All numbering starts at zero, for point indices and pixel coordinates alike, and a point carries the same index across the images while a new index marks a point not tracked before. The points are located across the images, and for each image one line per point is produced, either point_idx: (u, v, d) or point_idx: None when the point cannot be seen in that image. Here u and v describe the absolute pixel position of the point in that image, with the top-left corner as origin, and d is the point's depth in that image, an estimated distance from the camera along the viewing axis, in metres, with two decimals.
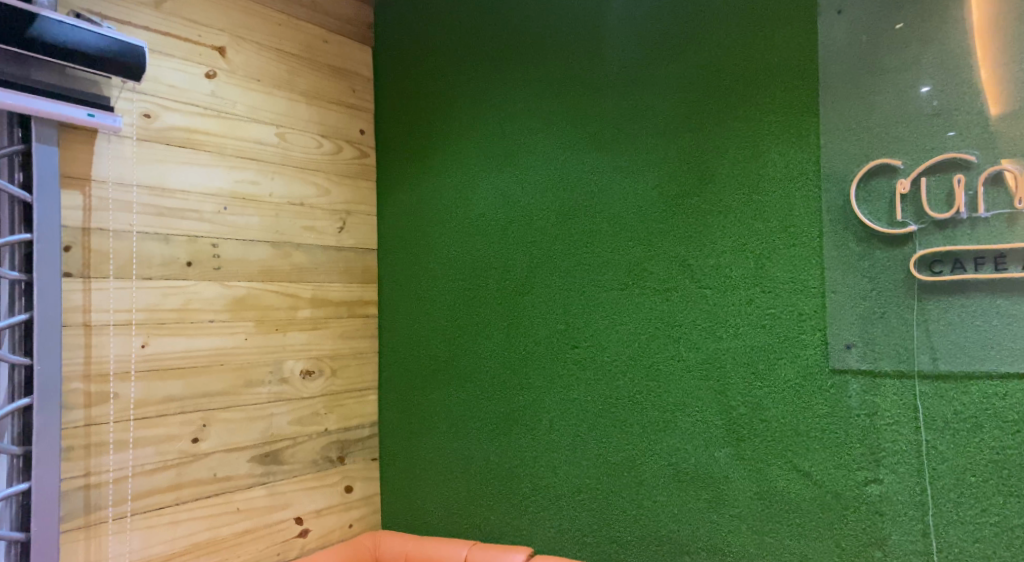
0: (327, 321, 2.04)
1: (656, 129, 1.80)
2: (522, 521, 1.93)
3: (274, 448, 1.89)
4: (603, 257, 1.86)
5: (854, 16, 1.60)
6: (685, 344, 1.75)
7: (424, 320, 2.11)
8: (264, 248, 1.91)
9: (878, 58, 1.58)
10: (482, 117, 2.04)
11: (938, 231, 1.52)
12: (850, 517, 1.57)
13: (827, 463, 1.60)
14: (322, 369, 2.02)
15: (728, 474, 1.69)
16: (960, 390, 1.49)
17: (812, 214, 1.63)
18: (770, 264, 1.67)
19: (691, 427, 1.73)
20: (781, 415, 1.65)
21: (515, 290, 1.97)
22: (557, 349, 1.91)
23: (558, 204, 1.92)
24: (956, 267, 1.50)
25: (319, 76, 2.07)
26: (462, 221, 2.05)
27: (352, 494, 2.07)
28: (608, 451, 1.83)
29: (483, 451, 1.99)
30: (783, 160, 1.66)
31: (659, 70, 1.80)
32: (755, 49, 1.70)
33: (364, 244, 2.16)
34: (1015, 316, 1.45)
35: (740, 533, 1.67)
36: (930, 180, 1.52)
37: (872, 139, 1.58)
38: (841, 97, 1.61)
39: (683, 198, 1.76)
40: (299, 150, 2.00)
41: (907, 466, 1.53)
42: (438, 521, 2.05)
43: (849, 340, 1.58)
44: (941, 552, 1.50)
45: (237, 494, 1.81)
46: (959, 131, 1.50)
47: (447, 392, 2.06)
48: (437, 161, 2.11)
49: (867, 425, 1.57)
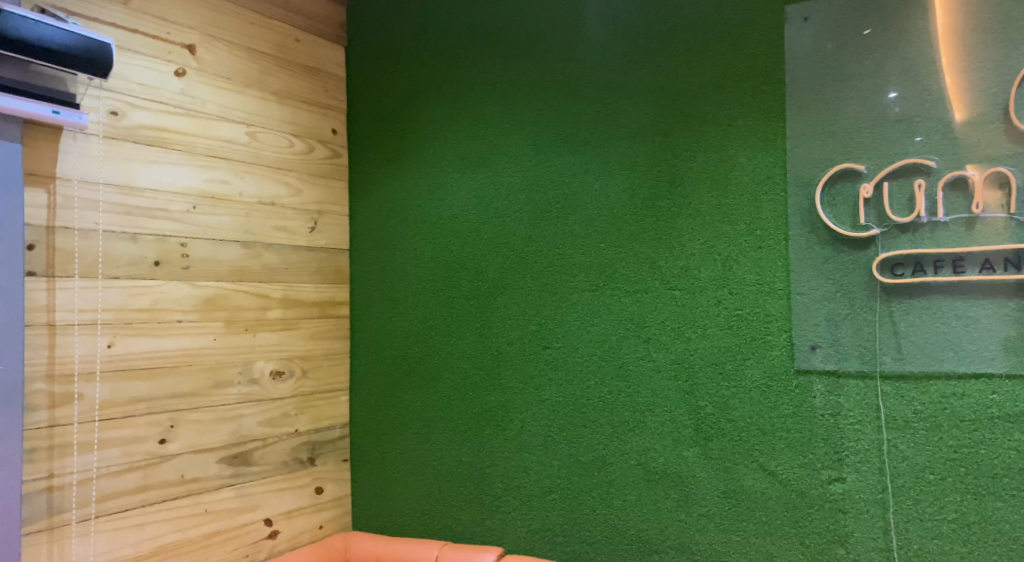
0: (298, 321, 2.04)
1: (628, 132, 1.82)
2: (493, 522, 1.94)
3: (243, 449, 1.88)
4: (575, 259, 1.87)
5: (820, 23, 1.63)
6: (655, 345, 1.77)
7: (396, 321, 2.10)
8: (235, 248, 1.89)
9: (843, 64, 1.61)
10: (455, 119, 2.04)
11: (900, 234, 1.55)
12: (814, 515, 1.60)
13: (791, 462, 1.63)
14: (293, 371, 2.01)
15: (696, 474, 1.71)
16: (920, 390, 1.53)
17: (778, 217, 1.66)
18: (737, 266, 1.70)
19: (660, 427, 1.75)
20: (748, 415, 1.67)
21: (487, 291, 1.98)
22: (529, 350, 1.92)
23: (532, 205, 1.93)
24: (917, 270, 1.53)
25: (291, 75, 2.06)
26: (435, 222, 2.06)
27: (323, 496, 2.06)
28: (578, 451, 1.84)
29: (455, 451, 2.00)
30: (751, 164, 1.69)
31: (631, 74, 1.82)
32: (724, 55, 1.72)
33: (336, 245, 2.15)
34: (972, 318, 1.49)
35: (708, 532, 1.69)
36: (892, 185, 1.56)
37: (837, 144, 1.61)
38: (808, 103, 1.64)
39: (653, 200, 1.78)
40: (270, 150, 1.99)
41: (870, 465, 1.56)
42: (409, 521, 2.05)
43: (814, 341, 1.61)
44: (902, 549, 1.53)
45: (207, 495, 1.80)
46: (922, 137, 1.53)
47: (419, 393, 2.06)
48: (410, 162, 2.10)
49: (831, 424, 1.60)
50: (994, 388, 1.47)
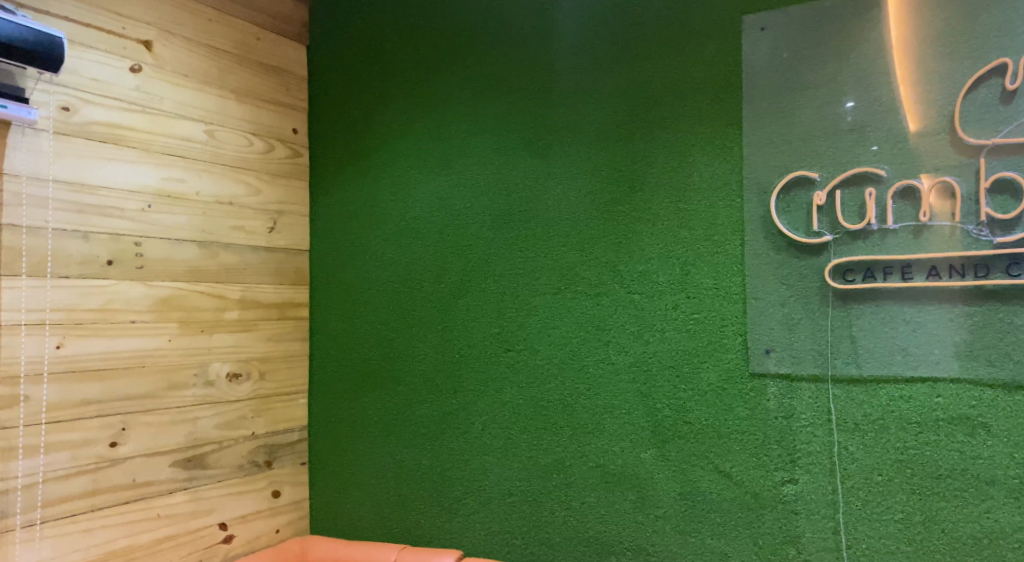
0: (256, 323, 2.01)
1: (589, 137, 1.84)
2: (452, 525, 1.93)
3: (198, 452, 1.85)
4: (537, 262, 1.88)
5: (776, 33, 1.67)
6: (614, 348, 1.79)
7: (357, 323, 2.09)
8: (191, 248, 1.86)
9: (798, 75, 1.65)
10: (418, 121, 2.04)
11: (851, 241, 1.59)
12: (767, 516, 1.63)
13: (745, 464, 1.65)
14: (250, 373, 1.98)
15: (654, 475, 1.73)
16: (869, 393, 1.57)
17: (734, 223, 1.69)
18: (694, 270, 1.72)
19: (619, 429, 1.77)
20: (704, 417, 1.70)
21: (449, 293, 1.97)
22: (490, 352, 1.92)
23: (494, 208, 1.93)
24: (867, 276, 1.57)
25: (252, 74, 2.04)
26: (398, 224, 2.05)
27: (280, 499, 2.04)
28: (537, 454, 1.85)
29: (415, 454, 1.99)
30: (708, 171, 1.72)
31: (594, 80, 1.84)
32: (683, 63, 1.75)
33: (296, 245, 2.13)
34: (919, 323, 1.53)
35: (664, 534, 1.71)
36: (844, 193, 1.60)
37: (792, 152, 1.64)
38: (764, 112, 1.67)
39: (614, 205, 1.80)
40: (229, 149, 1.96)
41: (821, 466, 1.60)
42: (368, 525, 2.04)
43: (768, 345, 1.64)
44: (851, 549, 1.56)
45: (159, 500, 1.76)
46: (872, 147, 1.57)
47: (379, 396, 2.04)
48: (372, 163, 2.09)
49: (784, 426, 1.63)
50: (939, 391, 1.51)
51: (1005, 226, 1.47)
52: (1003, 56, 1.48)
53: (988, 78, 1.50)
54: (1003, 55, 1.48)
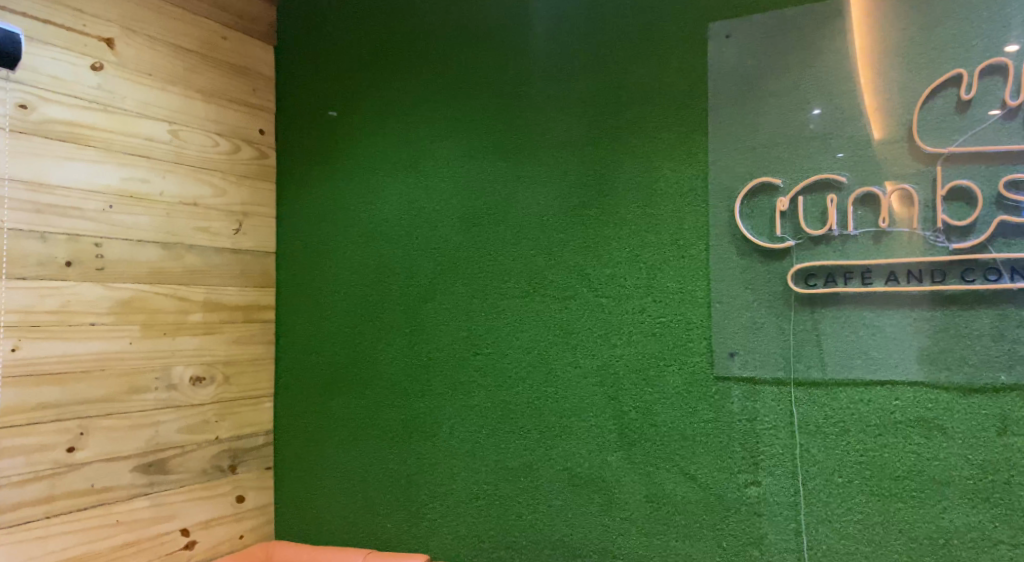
0: (221, 326, 1.99)
1: (558, 141, 1.84)
2: (419, 530, 1.92)
3: (160, 457, 1.82)
4: (505, 266, 1.88)
5: (740, 42, 1.69)
6: (582, 351, 1.79)
7: (324, 326, 2.07)
8: (154, 249, 1.84)
9: (761, 82, 1.67)
10: (386, 123, 2.03)
11: (813, 247, 1.61)
12: (731, 518, 1.65)
13: (709, 466, 1.67)
14: (214, 376, 1.96)
15: (620, 478, 1.74)
16: (830, 396, 1.59)
17: (699, 228, 1.71)
18: (661, 275, 1.74)
19: (586, 432, 1.78)
20: (670, 420, 1.71)
21: (418, 297, 1.96)
22: (458, 356, 1.91)
23: (463, 211, 1.93)
24: (828, 281, 1.60)
25: (217, 74, 2.02)
26: (365, 226, 2.03)
27: (244, 504, 2.01)
28: (505, 457, 1.85)
29: (382, 459, 1.97)
30: (674, 176, 1.74)
31: (562, 84, 1.85)
32: (650, 69, 1.77)
33: (262, 247, 2.11)
34: (878, 327, 1.56)
35: (630, 536, 1.72)
36: (806, 199, 1.62)
37: (755, 158, 1.67)
38: (728, 119, 1.69)
39: (583, 209, 1.81)
40: (194, 149, 1.94)
41: (783, 468, 1.62)
42: (334, 530, 2.02)
43: (732, 349, 1.66)
44: (812, 550, 1.59)
45: (119, 506, 1.73)
46: (833, 155, 1.60)
47: (346, 400, 2.03)
48: (340, 165, 2.08)
49: (748, 429, 1.65)
50: (898, 394, 1.54)
51: (962, 232, 1.50)
52: (959, 67, 1.52)
53: (945, 89, 1.53)
54: (958, 65, 1.52)
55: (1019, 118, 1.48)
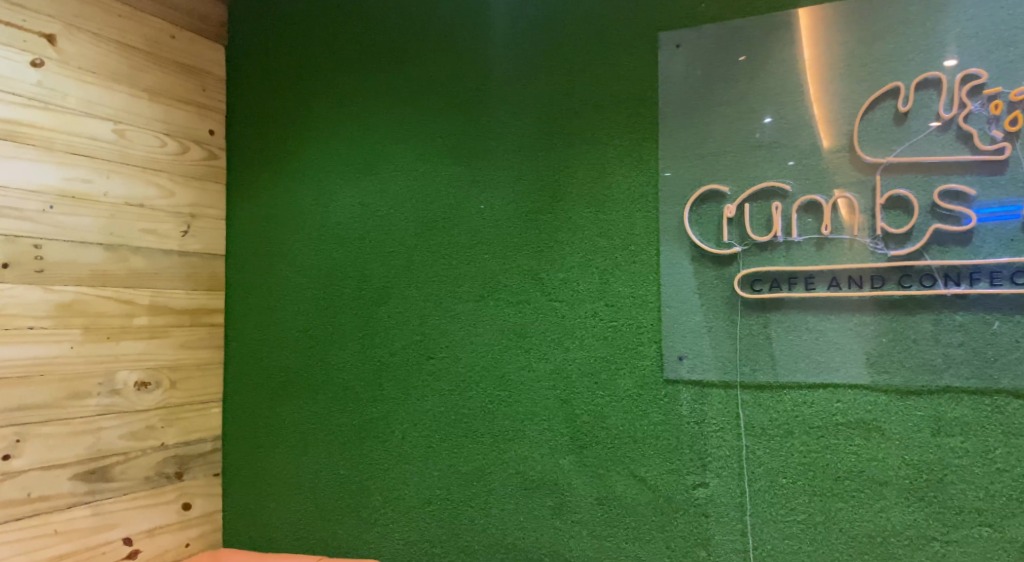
0: (167, 329, 1.94)
1: (513, 146, 1.85)
2: (371, 536, 1.91)
3: (102, 464, 1.77)
4: (460, 270, 1.88)
5: (689, 51, 1.72)
6: (536, 355, 1.80)
7: (275, 329, 2.04)
8: (97, 251, 1.79)
9: (709, 92, 1.71)
10: (340, 125, 2.02)
11: (758, 253, 1.65)
12: (679, 519, 1.67)
13: (659, 468, 1.69)
14: (160, 381, 1.92)
15: (572, 481, 1.75)
16: (775, 399, 1.63)
17: (650, 234, 1.73)
18: (613, 279, 1.76)
19: (538, 435, 1.79)
20: (620, 423, 1.73)
21: (371, 300, 1.95)
22: (411, 360, 1.90)
23: (417, 214, 1.92)
24: (773, 286, 1.64)
25: (165, 74, 1.98)
26: (318, 229, 2.02)
27: (190, 512, 1.97)
28: (458, 462, 1.84)
29: (333, 464, 1.95)
30: (626, 182, 1.76)
31: (517, 90, 1.86)
32: (603, 77, 1.79)
33: (211, 250, 2.08)
34: (821, 331, 1.60)
35: (581, 538, 1.74)
36: (752, 207, 1.66)
37: (704, 166, 1.70)
38: (678, 127, 1.72)
39: (537, 213, 1.82)
40: (140, 149, 1.90)
41: (730, 470, 1.65)
42: (284, 537, 1.99)
43: (681, 352, 1.69)
44: (757, 550, 1.62)
45: (57, 515, 1.68)
46: (778, 163, 1.64)
47: (297, 405, 2.00)
48: (292, 167, 2.06)
49: (696, 431, 1.68)
50: (839, 397, 1.58)
51: (899, 240, 1.55)
52: (896, 80, 1.57)
53: (883, 101, 1.59)
54: (896, 78, 1.57)
55: (952, 130, 1.54)
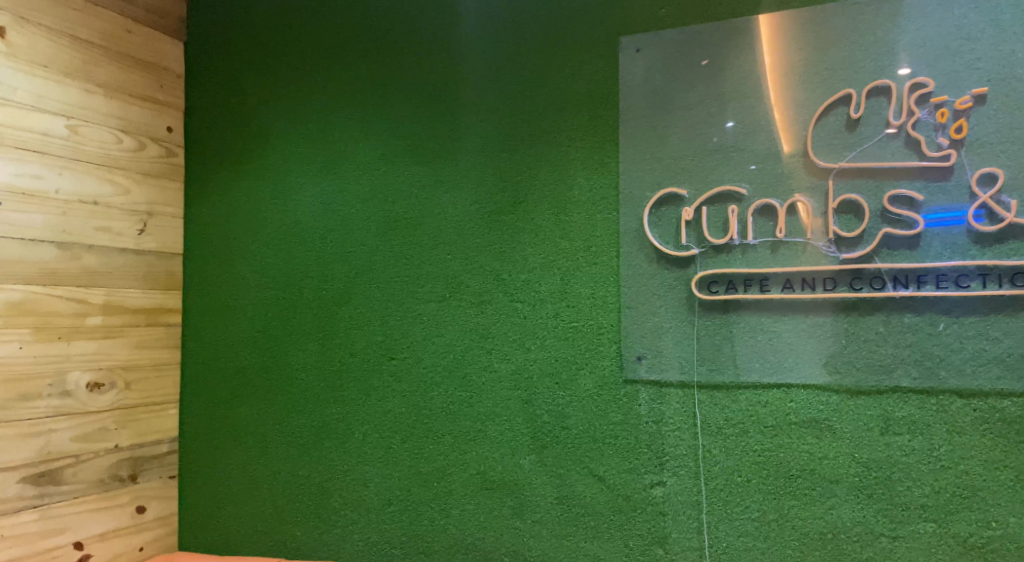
0: (122, 329, 1.91)
1: (475, 147, 1.86)
2: (330, 538, 1.89)
3: (52, 467, 1.73)
4: (422, 270, 1.87)
5: (649, 56, 1.75)
6: (497, 356, 1.81)
7: (234, 329, 2.02)
8: (48, 249, 1.75)
9: (668, 96, 1.73)
10: (301, 124, 2.00)
11: (715, 255, 1.68)
12: (637, 518, 1.69)
13: (618, 467, 1.71)
14: (114, 382, 1.88)
15: (532, 481, 1.76)
16: (731, 399, 1.66)
17: (610, 236, 1.75)
18: (574, 280, 1.77)
19: (499, 436, 1.79)
20: (580, 423, 1.74)
21: (332, 300, 1.94)
22: (373, 360, 1.89)
23: (379, 214, 1.92)
24: (729, 288, 1.67)
25: (121, 69, 1.95)
26: (278, 228, 2.00)
27: (145, 515, 1.94)
28: (418, 462, 1.84)
29: (293, 466, 1.93)
30: (587, 184, 1.78)
31: (479, 91, 1.86)
32: (564, 79, 1.80)
33: (168, 248, 2.04)
34: (775, 332, 1.63)
35: (541, 538, 1.75)
36: (710, 210, 1.69)
37: (663, 169, 1.72)
38: (637, 131, 1.74)
39: (499, 214, 1.83)
40: (94, 145, 1.86)
41: (687, 468, 1.67)
42: (241, 540, 1.97)
43: (640, 353, 1.71)
44: (712, 548, 1.65)
45: (4, 519, 1.65)
46: (734, 167, 1.67)
47: (256, 406, 1.98)
48: (252, 165, 2.04)
49: (654, 431, 1.70)
50: (792, 396, 1.62)
51: (850, 243, 1.59)
52: (848, 87, 1.61)
53: (835, 107, 1.63)
54: (848, 85, 1.61)
55: (901, 137, 1.58)
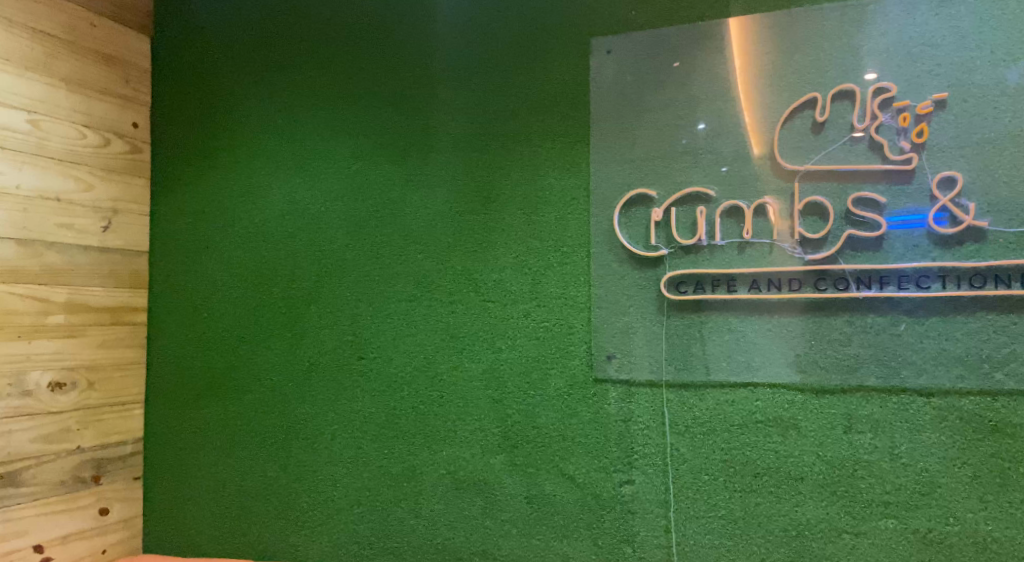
0: (85, 328, 1.88)
1: (446, 147, 1.85)
2: (298, 539, 1.88)
3: (11, 469, 1.70)
4: (393, 269, 1.87)
5: (619, 57, 1.76)
6: (467, 355, 1.81)
7: (201, 328, 1.99)
8: (8, 246, 1.72)
9: (638, 98, 1.74)
10: (271, 121, 1.98)
11: (684, 256, 1.69)
12: (606, 516, 1.70)
13: (588, 466, 1.72)
14: (76, 382, 1.85)
15: (502, 481, 1.76)
16: (698, 398, 1.67)
17: (581, 236, 1.76)
18: (545, 280, 1.78)
19: (469, 435, 1.79)
20: (551, 422, 1.75)
21: (301, 300, 1.92)
22: (342, 360, 1.88)
23: (349, 213, 1.90)
24: (698, 288, 1.68)
25: (85, 64, 1.91)
26: (246, 226, 1.98)
27: (108, 517, 1.90)
28: (388, 463, 1.83)
29: (260, 466, 1.92)
30: (558, 184, 1.78)
31: (450, 91, 1.86)
32: (536, 80, 1.81)
33: (134, 246, 2.01)
34: (742, 332, 1.65)
35: (510, 537, 1.75)
36: (679, 211, 1.70)
37: (633, 170, 1.73)
38: (607, 132, 1.75)
39: (470, 214, 1.83)
40: (57, 141, 1.83)
41: (655, 467, 1.69)
42: (206, 542, 1.94)
43: (609, 352, 1.72)
44: (680, 546, 1.66)
45: None
46: (703, 169, 1.69)
47: (222, 407, 1.96)
48: (221, 162, 2.01)
49: (623, 430, 1.71)
50: (759, 395, 1.64)
51: (815, 245, 1.62)
52: (814, 91, 1.64)
53: (801, 110, 1.65)
54: (814, 89, 1.64)
55: (865, 141, 1.61)
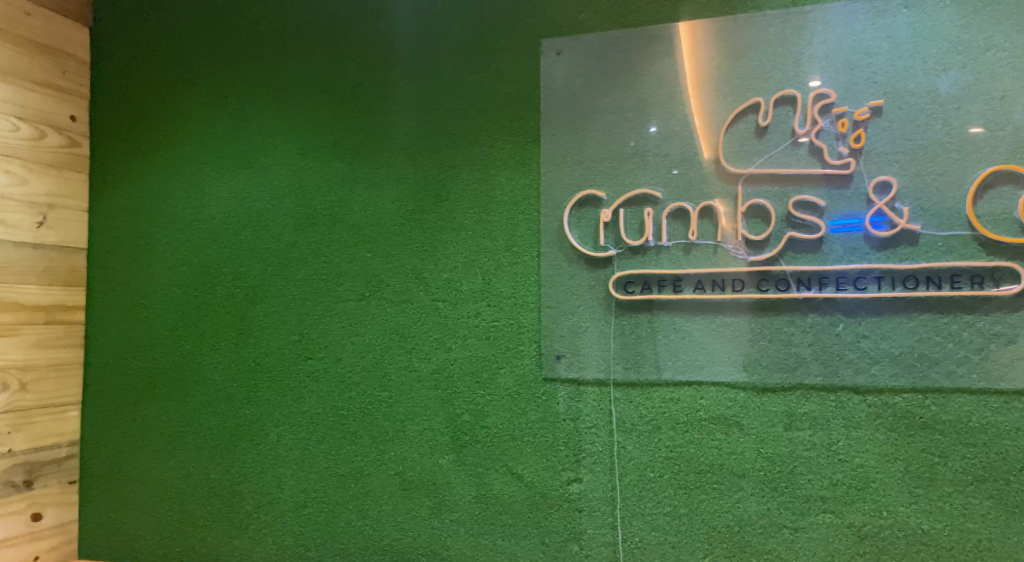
0: (17, 327, 1.82)
1: (396, 145, 1.84)
2: (242, 542, 1.84)
3: None
4: (341, 268, 1.84)
5: (569, 59, 1.77)
6: (417, 355, 1.80)
7: (142, 328, 1.94)
8: None
9: (588, 100, 1.76)
10: (217, 116, 1.94)
11: (632, 256, 1.72)
12: (554, 515, 1.71)
13: (536, 465, 1.73)
14: (7, 383, 1.79)
15: (450, 481, 1.76)
16: (645, 396, 1.69)
17: (531, 236, 1.77)
18: (496, 280, 1.78)
19: (418, 436, 1.78)
20: (500, 422, 1.75)
21: (246, 299, 1.89)
22: (289, 360, 1.85)
23: (297, 211, 1.88)
24: (645, 288, 1.71)
25: (20, 54, 1.85)
26: (190, 223, 1.93)
27: (41, 523, 1.84)
28: (335, 463, 1.81)
29: (203, 468, 1.87)
30: (509, 184, 1.78)
31: (401, 88, 1.85)
32: (487, 80, 1.81)
33: (71, 243, 1.96)
34: (686, 331, 1.68)
35: (458, 537, 1.75)
36: (627, 212, 1.72)
37: (582, 171, 1.75)
38: (557, 133, 1.76)
39: (420, 213, 1.82)
40: None
41: (603, 465, 1.70)
42: (146, 547, 1.89)
43: (558, 351, 1.73)
44: (626, 543, 1.68)
45: None
46: (650, 171, 1.72)
47: (164, 409, 1.91)
48: (164, 157, 1.96)
49: (571, 428, 1.72)
50: (703, 394, 1.67)
51: (758, 246, 1.66)
52: (757, 96, 1.68)
53: (745, 114, 1.69)
54: (757, 94, 1.68)
55: (805, 145, 1.65)
